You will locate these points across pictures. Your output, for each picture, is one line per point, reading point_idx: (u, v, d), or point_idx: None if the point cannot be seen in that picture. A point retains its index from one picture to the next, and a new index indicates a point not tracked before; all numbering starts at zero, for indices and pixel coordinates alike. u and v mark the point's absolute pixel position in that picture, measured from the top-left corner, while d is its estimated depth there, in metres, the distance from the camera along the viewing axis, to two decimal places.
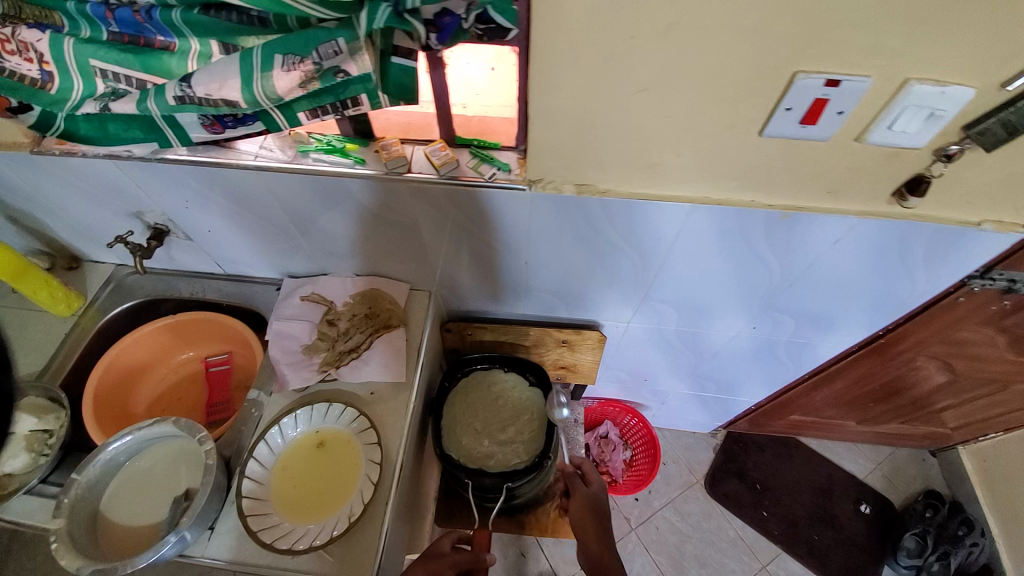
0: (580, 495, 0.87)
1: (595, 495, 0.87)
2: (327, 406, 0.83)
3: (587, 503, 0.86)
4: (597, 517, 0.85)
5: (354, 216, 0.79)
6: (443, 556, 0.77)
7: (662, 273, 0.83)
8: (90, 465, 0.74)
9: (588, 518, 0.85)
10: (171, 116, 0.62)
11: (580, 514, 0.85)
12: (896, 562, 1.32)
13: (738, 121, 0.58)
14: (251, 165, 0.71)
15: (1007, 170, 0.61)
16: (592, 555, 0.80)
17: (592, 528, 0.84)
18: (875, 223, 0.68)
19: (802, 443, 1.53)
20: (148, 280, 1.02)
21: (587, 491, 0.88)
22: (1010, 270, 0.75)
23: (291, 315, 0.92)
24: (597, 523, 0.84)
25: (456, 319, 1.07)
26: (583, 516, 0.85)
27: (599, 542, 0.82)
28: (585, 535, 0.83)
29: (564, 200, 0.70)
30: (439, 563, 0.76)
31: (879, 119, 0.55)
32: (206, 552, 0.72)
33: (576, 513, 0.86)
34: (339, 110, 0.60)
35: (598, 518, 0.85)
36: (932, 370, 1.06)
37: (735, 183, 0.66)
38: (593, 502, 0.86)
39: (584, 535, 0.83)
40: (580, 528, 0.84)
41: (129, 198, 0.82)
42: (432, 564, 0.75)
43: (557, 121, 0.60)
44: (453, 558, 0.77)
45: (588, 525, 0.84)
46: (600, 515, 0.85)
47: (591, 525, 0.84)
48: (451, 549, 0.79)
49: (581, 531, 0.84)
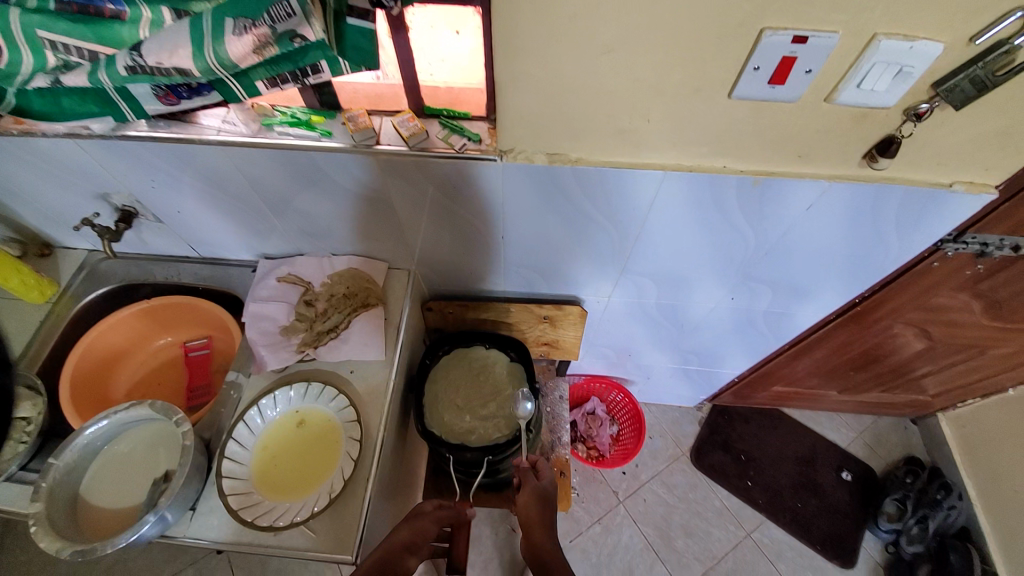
0: (530, 485, 0.84)
1: (544, 486, 0.84)
2: (306, 386, 0.83)
3: (536, 494, 0.83)
4: (544, 511, 0.80)
5: (326, 193, 0.78)
6: (426, 514, 0.77)
7: (638, 245, 0.83)
8: (68, 450, 0.73)
9: (534, 510, 0.81)
10: (123, 87, 0.60)
11: (527, 506, 0.81)
12: (878, 527, 1.35)
13: (705, 83, 0.57)
14: (214, 140, 0.69)
15: (977, 129, 0.61)
16: (533, 545, 0.75)
17: (538, 521, 0.79)
18: (847, 186, 0.68)
19: (786, 415, 1.57)
20: (122, 265, 1.01)
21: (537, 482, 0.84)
22: (982, 234, 0.76)
23: (268, 296, 0.91)
24: (544, 516, 0.80)
25: (437, 298, 1.07)
26: (530, 507, 0.81)
27: (542, 532, 0.77)
28: (531, 527, 0.78)
29: (536, 171, 0.69)
30: (423, 521, 0.75)
31: (848, 78, 0.54)
32: (188, 532, 0.72)
33: (523, 505, 0.82)
34: (299, 78, 0.59)
35: (545, 510, 0.80)
36: (910, 337, 1.07)
37: (706, 149, 0.66)
38: (542, 493, 0.83)
39: (528, 528, 0.78)
40: (525, 521, 0.79)
41: (94, 179, 0.80)
42: (416, 524, 0.74)
43: (524, 86, 0.59)
44: (436, 514, 0.77)
45: (534, 517, 0.79)
46: (548, 507, 0.81)
47: (535, 517, 0.79)
48: (433, 508, 0.79)
49: (527, 524, 0.79)
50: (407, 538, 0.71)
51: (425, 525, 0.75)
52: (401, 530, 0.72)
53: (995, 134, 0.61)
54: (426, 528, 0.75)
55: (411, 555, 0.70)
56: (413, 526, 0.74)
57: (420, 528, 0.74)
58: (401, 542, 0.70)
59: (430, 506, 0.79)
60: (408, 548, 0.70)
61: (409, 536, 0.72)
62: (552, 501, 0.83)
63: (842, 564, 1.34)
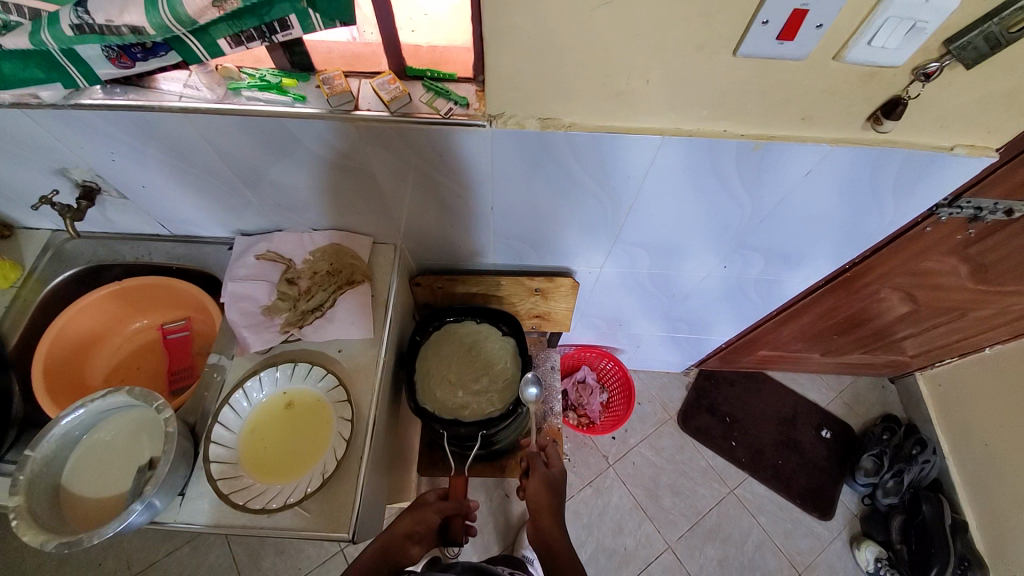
0: (539, 473, 0.91)
1: (552, 475, 0.91)
2: (292, 366, 0.80)
3: (544, 483, 0.90)
4: (552, 497, 0.89)
5: (304, 165, 0.73)
6: (427, 505, 0.83)
7: (633, 213, 0.80)
8: (44, 441, 0.70)
9: (543, 497, 0.88)
10: (70, 49, 0.53)
11: (537, 492, 0.89)
12: (855, 481, 1.40)
13: (709, 40, 0.53)
14: (176, 106, 0.63)
15: (983, 89, 0.58)
16: (540, 531, 0.84)
17: (546, 506, 0.87)
18: (848, 150, 0.66)
19: (769, 377, 1.61)
20: (88, 246, 0.94)
21: (546, 471, 0.92)
22: (978, 198, 0.75)
23: (246, 275, 0.86)
24: (552, 502, 0.88)
25: (425, 273, 1.03)
26: (539, 494, 0.88)
27: (550, 520, 0.85)
28: (539, 512, 0.87)
29: (527, 137, 0.65)
30: (424, 510, 0.81)
31: (859, 33, 0.51)
32: (178, 518, 0.70)
33: (532, 491, 0.89)
34: (267, 36, 0.53)
35: (553, 497, 0.88)
36: (896, 301, 1.09)
37: (707, 112, 0.62)
38: (550, 481, 0.90)
39: (537, 512, 0.86)
40: (534, 505, 0.88)
41: (47, 153, 0.73)
42: (417, 514, 0.81)
43: (514, 44, 0.54)
44: (437, 506, 0.82)
45: (543, 503, 0.87)
46: (556, 494, 0.89)
47: (545, 503, 0.87)
48: (435, 499, 0.85)
49: (537, 509, 0.87)
50: (408, 528, 0.78)
51: (427, 514, 0.81)
52: (403, 521, 0.79)
53: (1001, 95, 0.59)
54: (428, 517, 0.81)
55: (414, 544, 0.77)
56: (416, 516, 0.80)
57: (422, 517, 0.80)
58: (403, 532, 0.77)
59: (432, 496, 0.85)
60: (410, 537, 0.77)
61: (410, 525, 0.78)
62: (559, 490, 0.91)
63: (820, 517, 1.40)
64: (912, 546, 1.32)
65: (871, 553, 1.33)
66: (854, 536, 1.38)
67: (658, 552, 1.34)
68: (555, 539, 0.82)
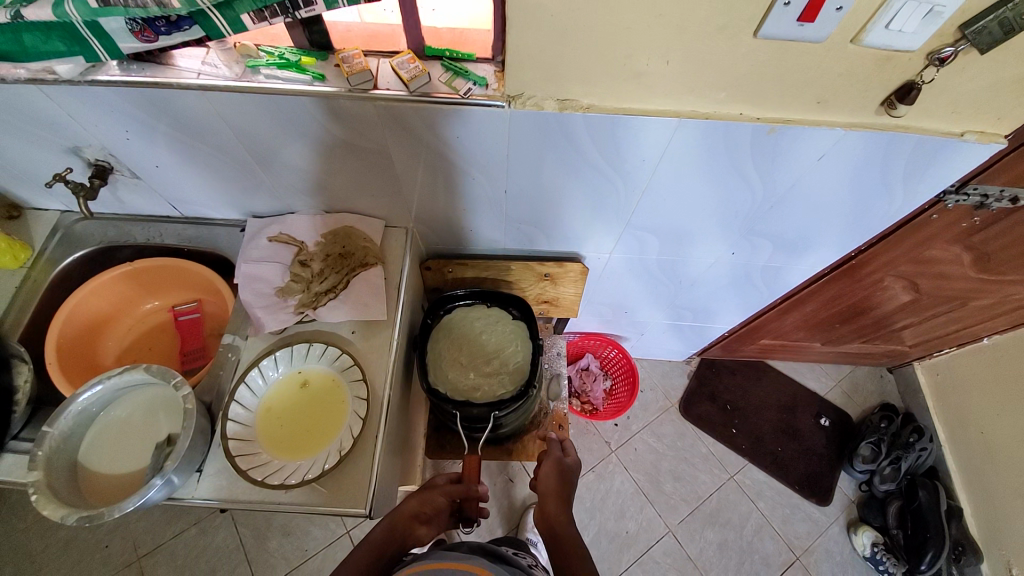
0: (553, 457, 0.94)
1: (564, 461, 0.94)
2: (307, 347, 0.81)
3: (556, 468, 0.93)
4: (562, 481, 0.90)
5: (319, 146, 0.73)
6: (436, 487, 0.83)
7: (645, 198, 0.81)
8: (62, 417, 0.71)
9: (553, 480, 0.90)
10: (94, 22, 0.53)
11: (547, 476, 0.91)
12: (853, 468, 1.43)
13: (730, 21, 0.53)
14: (194, 84, 0.63)
15: (996, 76, 0.59)
16: (547, 516, 0.85)
17: (554, 492, 0.88)
18: (860, 135, 0.66)
19: (769, 366, 1.63)
20: (98, 227, 0.94)
21: (558, 455, 0.95)
22: (984, 185, 0.76)
23: (259, 257, 0.87)
24: (560, 488, 0.89)
25: (435, 257, 1.04)
26: (550, 478, 0.90)
27: (556, 505, 0.85)
28: (547, 496, 0.88)
29: (544, 119, 0.66)
30: (432, 492, 0.81)
31: (877, 17, 0.51)
32: (196, 494, 0.71)
33: (543, 472, 0.91)
34: (289, 12, 0.53)
35: (560, 482, 0.90)
36: (898, 289, 1.10)
37: (724, 95, 0.63)
38: (561, 467, 0.92)
39: (544, 497, 0.87)
40: (543, 490, 0.89)
41: (61, 131, 0.73)
42: (425, 496, 0.80)
43: (535, 24, 0.55)
44: (445, 488, 0.82)
45: (551, 488, 0.89)
46: (566, 479, 0.91)
47: (555, 488, 0.89)
48: (445, 483, 0.85)
49: (544, 494, 0.88)
50: (416, 508, 0.78)
51: (433, 495, 0.81)
52: (411, 501, 0.79)
53: (1012, 82, 0.60)
54: (434, 498, 0.80)
55: (420, 524, 0.77)
56: (423, 498, 0.80)
57: (428, 498, 0.80)
58: (410, 512, 0.77)
59: (442, 481, 0.85)
60: (417, 518, 0.77)
61: (418, 506, 0.78)
62: (568, 477, 0.92)
63: (818, 502, 1.43)
64: (907, 531, 1.35)
65: (868, 538, 1.36)
66: (851, 521, 1.41)
67: (658, 536, 1.36)
68: (561, 519, 0.84)
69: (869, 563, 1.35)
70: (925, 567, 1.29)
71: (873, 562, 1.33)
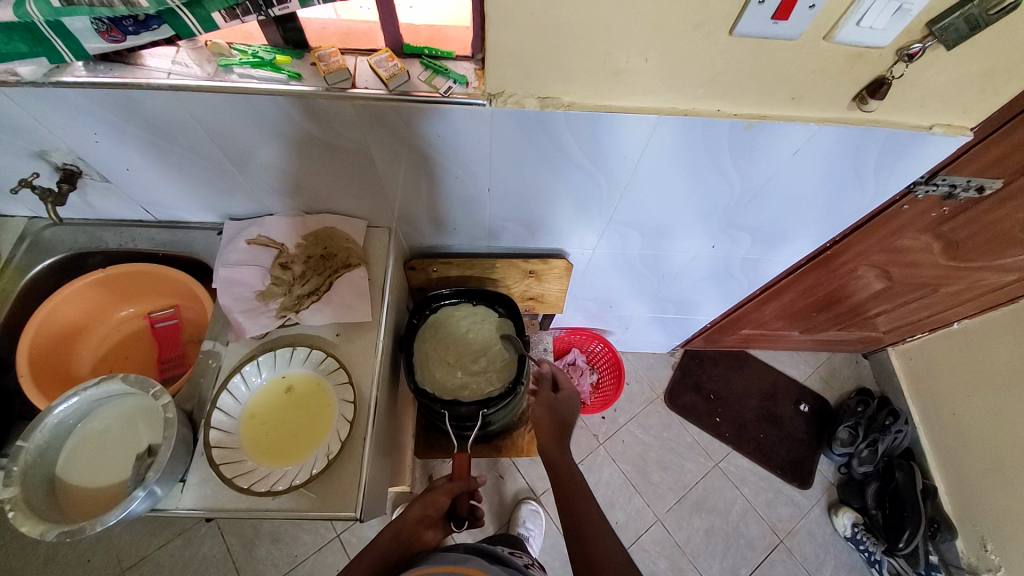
0: (543, 399, 0.94)
1: (557, 402, 0.94)
2: (290, 351, 0.80)
3: (548, 410, 0.93)
4: (554, 420, 0.91)
5: (297, 146, 0.72)
6: (436, 488, 0.83)
7: (627, 193, 0.81)
8: (37, 431, 0.68)
9: (544, 421, 0.91)
10: (57, 21, 0.51)
11: (539, 419, 0.91)
12: (832, 451, 1.47)
13: (706, 19, 0.54)
14: (164, 84, 0.60)
15: (960, 72, 0.61)
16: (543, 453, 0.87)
17: (547, 430, 0.90)
18: (835, 129, 0.68)
19: (750, 355, 1.67)
20: (68, 232, 0.91)
21: (551, 399, 0.95)
22: (952, 175, 0.78)
23: (238, 260, 0.85)
24: (553, 427, 0.90)
25: (419, 256, 1.03)
26: (541, 419, 0.91)
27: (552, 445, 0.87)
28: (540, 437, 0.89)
29: (526, 116, 0.65)
30: (433, 494, 0.81)
31: (848, 15, 0.53)
32: (180, 504, 0.69)
33: (533, 414, 0.93)
34: (262, 9, 0.52)
35: (554, 425, 0.91)
36: (872, 278, 1.14)
37: (702, 92, 0.64)
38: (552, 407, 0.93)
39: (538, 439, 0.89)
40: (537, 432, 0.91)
41: (24, 134, 0.70)
42: (426, 499, 0.80)
43: (515, 20, 0.54)
44: (447, 487, 0.83)
45: (543, 428, 0.90)
46: (558, 420, 0.91)
47: (547, 427, 0.90)
48: (445, 482, 0.85)
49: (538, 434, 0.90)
50: (420, 514, 0.77)
51: (436, 497, 0.80)
52: (414, 506, 0.78)
53: (978, 76, 0.62)
54: (437, 500, 0.80)
55: (427, 528, 0.76)
56: (426, 502, 0.79)
57: (431, 501, 0.79)
58: (416, 517, 0.76)
59: (441, 481, 0.86)
60: (423, 522, 0.76)
61: (422, 510, 0.77)
62: (567, 416, 0.93)
63: (800, 486, 1.47)
64: (886, 511, 1.38)
65: (848, 519, 1.40)
66: (831, 502, 1.46)
67: (648, 524, 1.39)
68: (560, 458, 0.86)
69: (850, 543, 1.40)
70: (902, 545, 1.32)
71: (854, 542, 1.38)
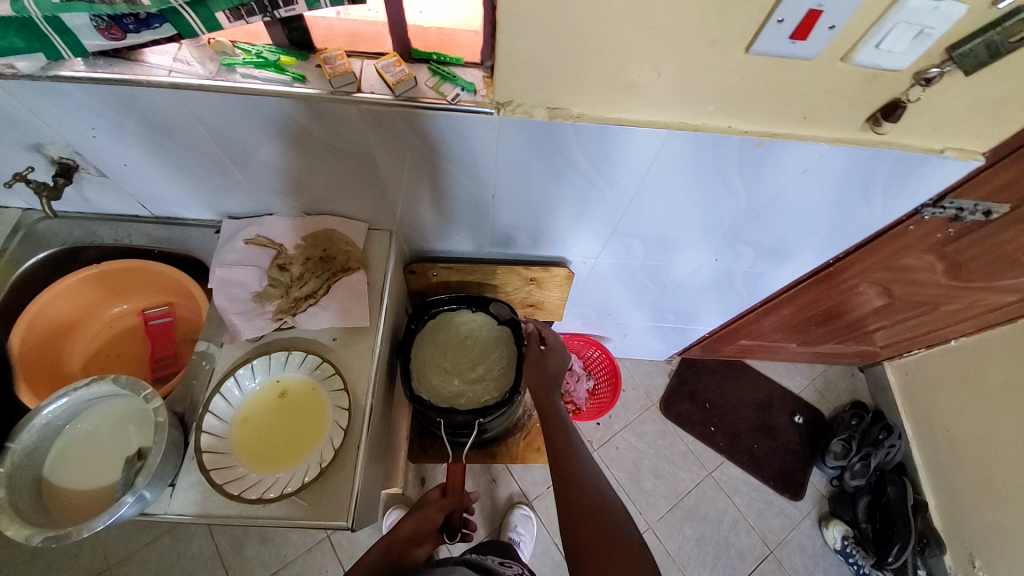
0: (532, 359, 0.94)
1: (545, 357, 0.94)
2: (285, 355, 0.79)
3: (538, 366, 0.93)
4: (546, 374, 0.92)
5: (300, 147, 0.70)
6: (431, 502, 0.84)
7: (632, 206, 0.81)
8: (25, 432, 0.67)
9: (534, 377, 0.91)
10: (55, 16, 0.50)
11: (529, 377, 0.92)
12: (824, 463, 1.47)
13: (722, 36, 0.53)
14: (165, 82, 0.59)
15: (974, 97, 0.60)
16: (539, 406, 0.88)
17: (538, 386, 0.91)
18: (846, 149, 0.67)
19: (747, 365, 1.67)
20: (62, 226, 0.89)
21: (539, 354, 0.95)
22: (959, 199, 0.78)
23: (235, 260, 0.83)
24: (543, 380, 0.91)
25: (419, 260, 1.02)
26: (531, 377, 0.92)
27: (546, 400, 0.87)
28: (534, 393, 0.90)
29: (534, 127, 0.64)
30: (428, 510, 0.82)
31: (868, 36, 0.52)
32: (170, 509, 0.68)
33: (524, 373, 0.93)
34: (268, 10, 0.50)
35: (543, 378, 0.92)
36: (873, 295, 1.13)
37: (713, 109, 0.63)
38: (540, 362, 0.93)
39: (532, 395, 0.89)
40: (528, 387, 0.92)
41: (19, 126, 0.68)
42: (421, 515, 0.80)
43: (527, 29, 0.53)
44: (439, 502, 0.84)
45: (535, 384, 0.91)
46: (548, 373, 0.92)
47: (535, 382, 0.91)
48: (439, 496, 0.87)
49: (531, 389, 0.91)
50: (412, 530, 0.77)
51: (430, 513, 0.81)
52: (406, 523, 0.78)
53: (992, 102, 0.61)
54: (431, 517, 0.81)
55: (417, 545, 0.76)
56: (420, 518, 0.80)
57: (426, 517, 0.80)
58: (407, 534, 0.76)
59: (434, 495, 0.87)
60: (414, 539, 0.76)
61: (414, 528, 0.77)
62: (556, 369, 0.94)
63: (791, 497, 1.47)
64: (876, 525, 1.38)
65: (838, 531, 1.40)
66: (822, 514, 1.46)
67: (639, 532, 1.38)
68: (550, 407, 0.87)
69: (840, 555, 1.40)
70: (891, 559, 1.33)
71: (844, 554, 1.38)
